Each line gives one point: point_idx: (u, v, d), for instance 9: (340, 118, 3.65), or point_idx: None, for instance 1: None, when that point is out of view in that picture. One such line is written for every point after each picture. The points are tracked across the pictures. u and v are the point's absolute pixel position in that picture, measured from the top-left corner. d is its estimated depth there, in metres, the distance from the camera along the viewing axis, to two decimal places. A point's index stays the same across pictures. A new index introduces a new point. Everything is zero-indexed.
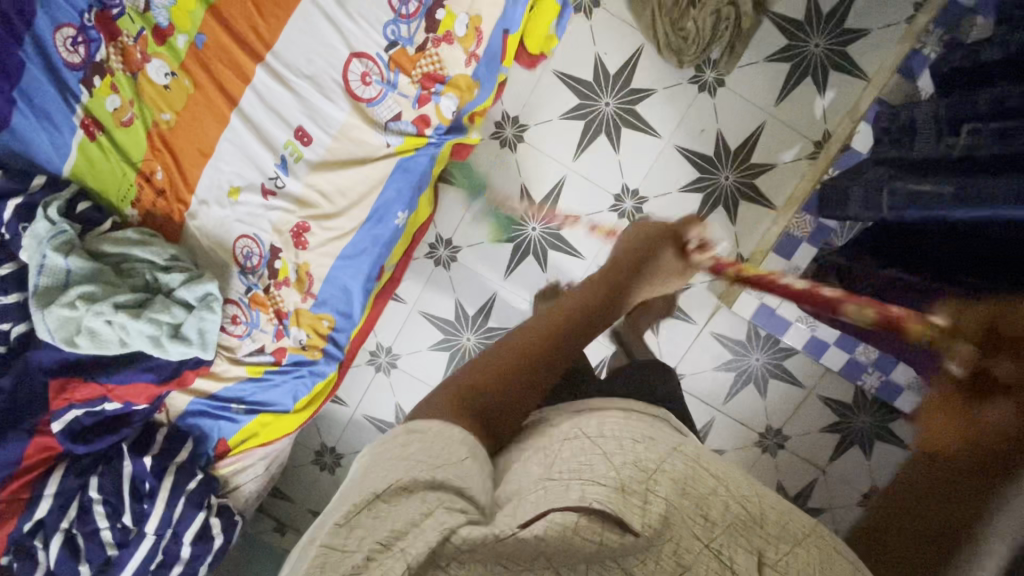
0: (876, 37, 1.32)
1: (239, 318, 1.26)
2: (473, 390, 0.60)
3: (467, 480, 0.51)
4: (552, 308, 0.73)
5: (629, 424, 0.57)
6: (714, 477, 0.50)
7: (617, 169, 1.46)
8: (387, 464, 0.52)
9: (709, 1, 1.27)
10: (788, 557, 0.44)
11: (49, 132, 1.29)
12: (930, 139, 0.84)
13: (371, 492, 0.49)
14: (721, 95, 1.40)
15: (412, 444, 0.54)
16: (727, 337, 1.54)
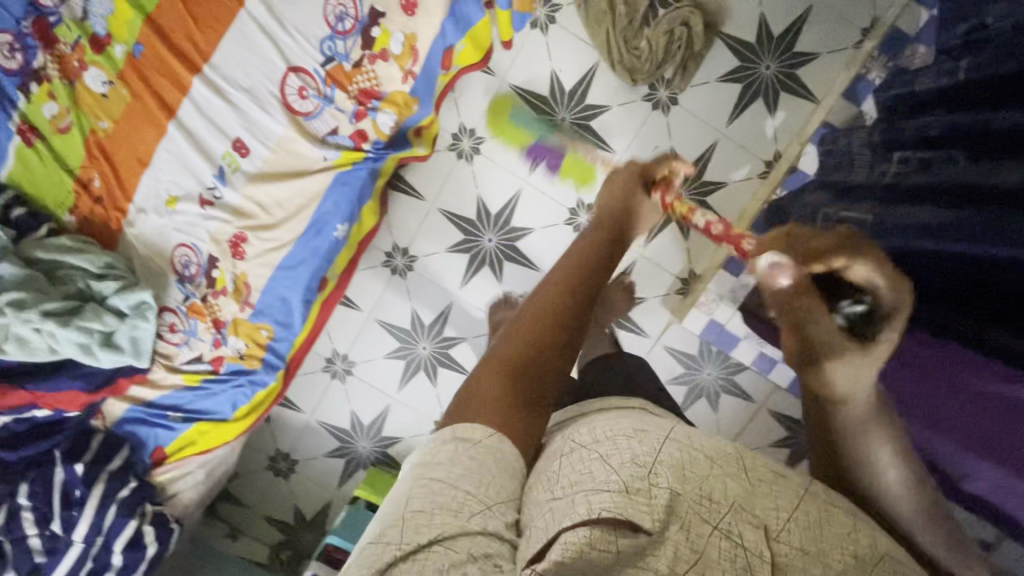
0: (826, 61, 1.34)
1: (177, 326, 1.18)
2: (517, 366, 0.59)
3: (500, 518, 0.53)
4: (551, 283, 0.67)
5: (620, 420, 0.58)
6: (707, 458, 0.53)
7: (572, 184, 1.45)
8: (426, 495, 0.53)
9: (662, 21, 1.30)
10: (788, 526, 0.49)
11: None
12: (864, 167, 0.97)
13: (411, 543, 0.50)
14: (675, 113, 1.40)
15: (457, 464, 0.54)
16: (682, 351, 1.55)
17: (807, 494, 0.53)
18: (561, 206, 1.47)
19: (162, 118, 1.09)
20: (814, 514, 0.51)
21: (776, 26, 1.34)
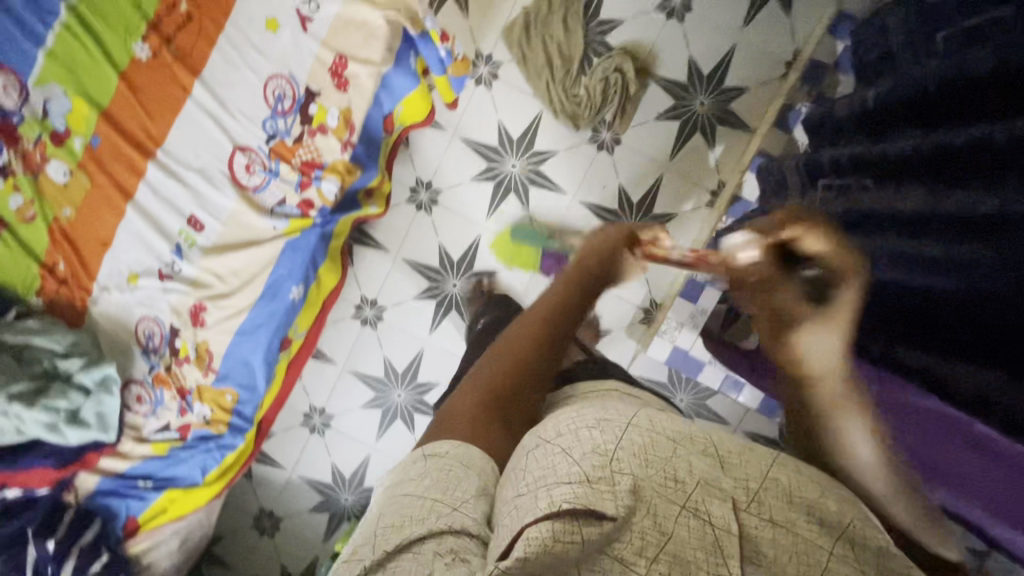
0: (755, 93, 1.42)
1: (144, 397, 1.24)
2: (493, 399, 0.66)
3: (471, 519, 0.51)
4: (530, 322, 0.75)
5: (584, 411, 0.58)
6: (669, 440, 0.53)
7: (528, 226, 1.51)
8: (397, 508, 0.53)
9: (596, 68, 1.40)
10: (757, 498, 0.49)
11: None
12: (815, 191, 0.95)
13: (377, 554, 0.49)
14: (619, 152, 1.48)
15: (427, 479, 0.55)
16: (653, 379, 1.57)
17: (773, 464, 0.53)
18: None
19: (121, 202, 1.15)
20: (785, 478, 0.51)
21: (705, 65, 1.42)
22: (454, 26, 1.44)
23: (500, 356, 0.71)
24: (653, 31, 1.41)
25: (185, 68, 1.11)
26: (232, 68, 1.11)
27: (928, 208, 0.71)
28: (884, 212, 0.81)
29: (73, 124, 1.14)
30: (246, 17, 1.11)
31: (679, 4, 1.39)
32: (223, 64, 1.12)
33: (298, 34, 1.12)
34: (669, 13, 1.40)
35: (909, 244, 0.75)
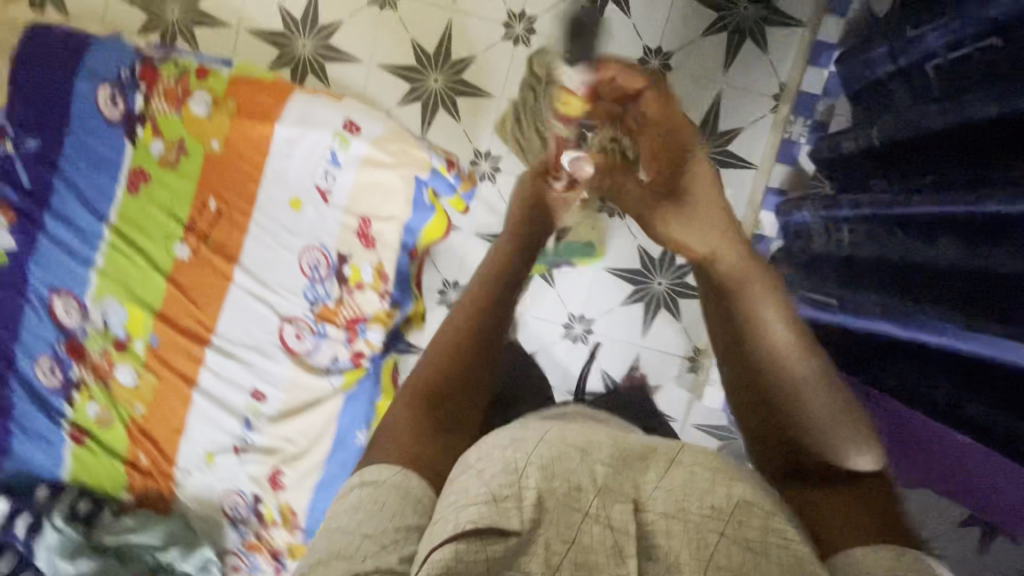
0: (751, 131, 1.44)
1: (241, 565, 1.30)
2: (435, 397, 0.81)
3: (410, 544, 0.61)
4: (463, 313, 0.91)
5: (508, 435, 0.66)
6: (575, 450, 0.61)
7: (559, 303, 1.55)
8: (335, 538, 0.65)
9: (593, 142, 1.42)
10: (657, 497, 0.58)
11: (45, 449, 1.31)
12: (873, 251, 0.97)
13: (318, 560, 0.64)
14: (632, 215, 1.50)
15: (361, 511, 0.67)
16: (714, 425, 1.54)
17: (672, 465, 0.62)
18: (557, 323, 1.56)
19: (185, 388, 1.21)
20: (681, 477, 0.60)
21: (695, 115, 1.45)
22: (448, 132, 1.49)
23: (437, 355, 0.86)
24: None
25: (222, 258, 1.18)
26: (263, 249, 1.16)
27: (958, 267, 0.77)
28: (914, 272, 0.86)
29: (132, 329, 1.23)
30: (271, 205, 1.16)
31: (657, 65, 1.43)
32: (260, 248, 1.18)
33: (322, 207, 1.16)
34: (650, 76, 1.44)
35: (927, 310, 0.80)
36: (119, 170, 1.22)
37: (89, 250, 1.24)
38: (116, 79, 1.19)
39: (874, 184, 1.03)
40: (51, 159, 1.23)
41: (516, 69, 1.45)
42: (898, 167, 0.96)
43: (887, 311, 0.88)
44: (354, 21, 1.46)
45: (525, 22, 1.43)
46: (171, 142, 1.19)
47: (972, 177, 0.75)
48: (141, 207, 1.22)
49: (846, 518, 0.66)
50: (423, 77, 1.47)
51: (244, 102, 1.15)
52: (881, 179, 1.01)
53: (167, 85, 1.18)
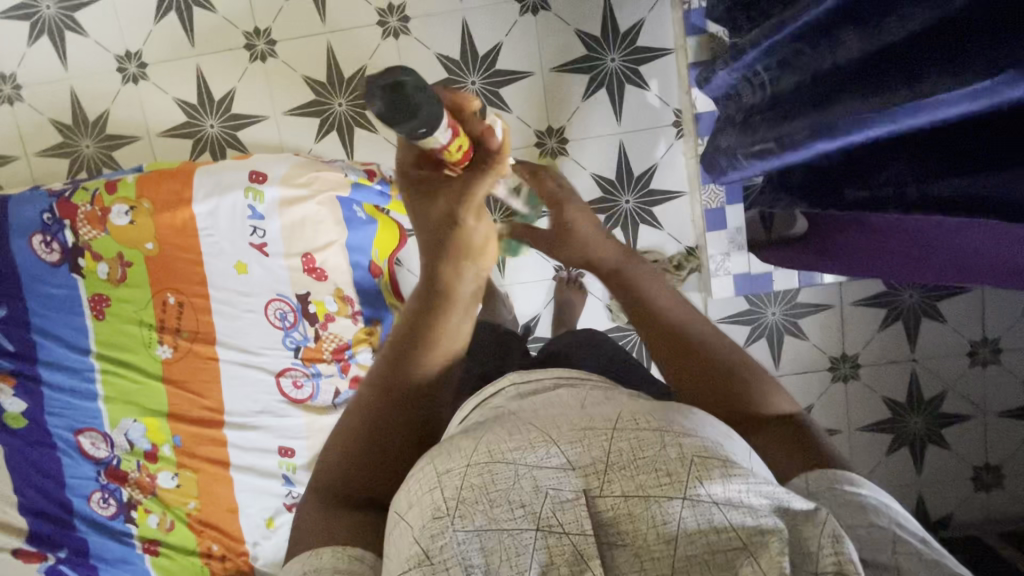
0: (651, 20, 1.40)
1: None
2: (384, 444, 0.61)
3: (521, 543, 0.48)
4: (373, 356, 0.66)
5: (517, 428, 0.52)
6: (628, 450, 0.50)
7: (541, 259, 1.54)
8: (500, 499, 0.49)
9: (492, 96, 1.46)
10: (656, 483, 0.49)
11: (132, 551, 1.14)
12: (787, 75, 0.96)
13: (479, 534, 0.48)
14: (572, 148, 1.48)
15: (483, 497, 0.49)
16: (737, 313, 1.53)
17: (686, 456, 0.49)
18: (547, 280, 1.55)
19: (225, 472, 1.11)
20: (628, 445, 0.50)
21: (593, 27, 1.41)
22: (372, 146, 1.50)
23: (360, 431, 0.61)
24: (530, 33, 1.42)
25: (204, 344, 1.06)
26: (251, 326, 1.05)
27: (867, 51, 0.74)
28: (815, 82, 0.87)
29: (153, 438, 1.11)
30: (219, 275, 1.03)
31: None
32: (227, 322, 1.05)
33: (264, 261, 1.02)
34: (533, 10, 1.41)
35: (857, 105, 0.76)
36: (80, 304, 1.05)
37: (91, 385, 1.09)
38: (41, 224, 1.02)
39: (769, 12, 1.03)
40: (23, 319, 1.07)
41: (406, 59, 1.45)
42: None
43: (821, 128, 0.84)
44: (245, 84, 1.49)
45: (396, 13, 1.43)
46: (114, 261, 1.03)
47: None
48: (117, 327, 1.06)
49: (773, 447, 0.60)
50: (327, 104, 1.48)
51: (157, 197, 1.01)
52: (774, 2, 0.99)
53: (87, 210, 1.02)
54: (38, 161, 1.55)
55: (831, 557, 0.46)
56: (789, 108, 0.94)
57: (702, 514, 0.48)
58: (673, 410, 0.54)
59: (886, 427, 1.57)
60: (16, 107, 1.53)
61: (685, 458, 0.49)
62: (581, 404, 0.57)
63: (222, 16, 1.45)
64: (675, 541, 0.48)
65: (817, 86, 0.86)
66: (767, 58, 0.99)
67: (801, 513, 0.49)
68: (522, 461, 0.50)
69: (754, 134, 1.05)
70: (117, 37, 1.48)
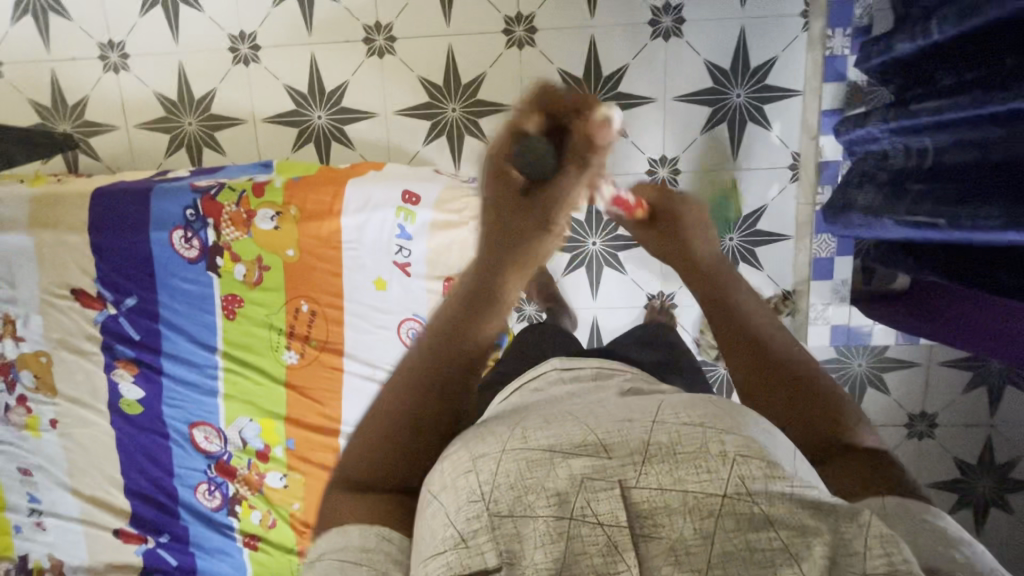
0: (785, 59, 1.37)
1: None
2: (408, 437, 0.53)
3: (540, 529, 0.45)
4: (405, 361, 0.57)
5: (548, 422, 0.50)
6: (668, 438, 0.47)
7: (635, 286, 1.54)
8: (522, 473, 0.46)
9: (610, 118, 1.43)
10: (695, 483, 0.45)
11: (231, 545, 1.15)
12: (962, 153, 0.94)
13: (495, 506, 0.46)
14: (683, 180, 1.46)
15: (503, 475, 0.47)
16: (824, 360, 1.53)
17: (717, 445, 0.46)
18: (638, 307, 1.55)
19: None
20: (668, 434, 0.47)
21: (724, 60, 1.38)
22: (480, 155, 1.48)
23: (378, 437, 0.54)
24: (658, 59, 1.39)
25: (331, 354, 1.06)
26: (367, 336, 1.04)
27: None
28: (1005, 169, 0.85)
29: (266, 439, 1.12)
30: (357, 290, 1.03)
31: (670, 22, 1.37)
32: (359, 336, 1.05)
33: (405, 281, 1.02)
34: (665, 35, 1.38)
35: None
36: (212, 302, 1.05)
37: (212, 382, 1.08)
38: (184, 219, 1.01)
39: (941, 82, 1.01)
40: (151, 310, 1.06)
41: (527, 70, 1.42)
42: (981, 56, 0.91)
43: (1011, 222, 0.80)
44: (358, 78, 1.46)
45: (524, 23, 1.39)
46: (251, 263, 1.02)
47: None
48: (246, 328, 1.06)
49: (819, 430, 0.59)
50: (441, 109, 1.46)
51: (305, 205, 1.00)
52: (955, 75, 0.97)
53: (232, 210, 1.01)
54: (137, 133, 1.52)
55: (881, 559, 0.42)
56: (961, 189, 0.91)
57: (744, 513, 0.44)
58: (726, 403, 0.50)
59: (953, 485, 1.58)
60: (121, 76, 1.49)
61: (728, 454, 0.45)
62: (623, 398, 0.55)
63: (344, 6, 1.42)
64: (714, 537, 0.44)
65: (1006, 175, 0.84)
66: (939, 132, 0.97)
67: (845, 512, 0.45)
68: (557, 449, 0.47)
69: (905, 202, 1.03)
70: (233, 16, 1.44)
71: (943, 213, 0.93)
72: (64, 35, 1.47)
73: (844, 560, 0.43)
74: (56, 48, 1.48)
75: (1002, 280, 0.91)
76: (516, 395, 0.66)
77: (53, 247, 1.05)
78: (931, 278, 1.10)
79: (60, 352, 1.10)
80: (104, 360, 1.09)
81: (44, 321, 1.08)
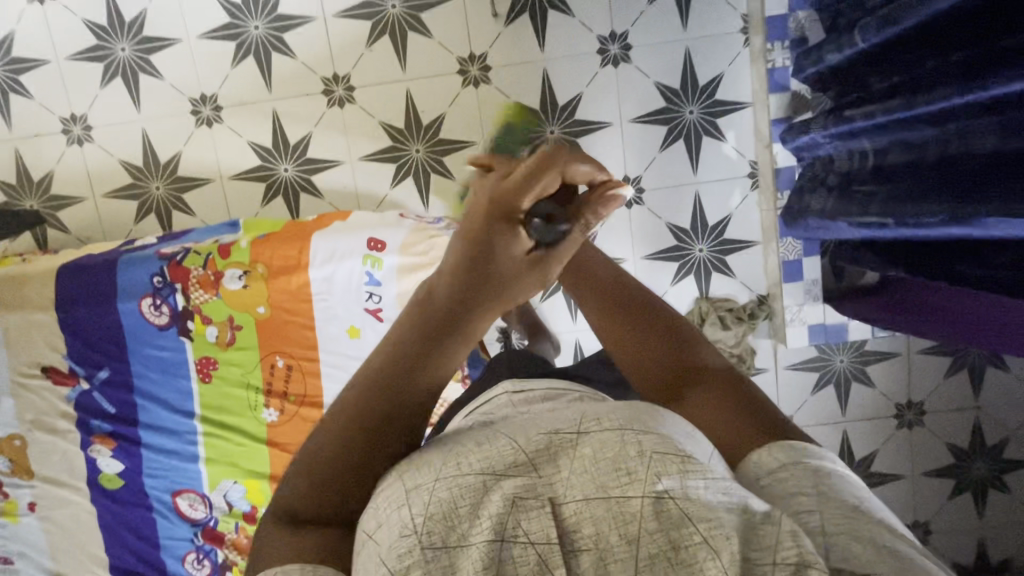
0: (731, 75, 1.43)
1: None
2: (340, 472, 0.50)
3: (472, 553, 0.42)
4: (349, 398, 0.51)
5: (478, 446, 0.49)
6: (592, 442, 0.46)
7: None
8: (453, 499, 0.45)
9: (570, 144, 1.47)
10: (612, 485, 0.44)
11: None
12: (901, 151, 0.98)
13: (428, 538, 0.43)
14: (648, 198, 1.49)
15: (435, 504, 0.44)
16: (806, 360, 1.55)
17: (619, 444, 0.45)
18: None
19: None
20: (592, 445, 0.46)
21: (673, 80, 1.43)
22: (448, 193, 1.50)
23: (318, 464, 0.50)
24: (609, 85, 1.44)
25: (311, 407, 1.05)
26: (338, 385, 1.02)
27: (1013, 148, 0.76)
28: (945, 166, 0.88)
29: (253, 500, 1.09)
30: (331, 340, 1.03)
31: (618, 49, 1.42)
32: (337, 386, 1.05)
33: (378, 326, 1.02)
34: (614, 62, 1.43)
35: (1000, 203, 0.76)
36: (187, 367, 1.04)
37: (192, 447, 1.07)
38: (151, 287, 1.01)
39: (874, 86, 1.06)
40: (125, 381, 1.05)
41: (485, 106, 1.46)
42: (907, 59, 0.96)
43: (953, 215, 0.83)
44: (321, 129, 1.49)
45: (478, 62, 1.44)
46: (223, 324, 1.02)
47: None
48: (223, 390, 1.05)
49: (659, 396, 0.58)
50: (405, 151, 1.49)
51: (272, 262, 1.00)
52: (886, 78, 1.01)
53: (200, 274, 1.01)
54: (106, 202, 1.53)
55: (792, 550, 0.39)
56: (907, 187, 0.94)
57: (667, 513, 0.41)
58: (641, 405, 0.50)
59: (948, 471, 1.59)
60: (85, 147, 1.51)
61: (644, 453, 0.44)
62: (561, 409, 0.54)
63: (301, 61, 1.45)
64: (638, 541, 0.41)
65: (944, 172, 0.88)
66: (880, 133, 1.02)
67: (761, 512, 0.42)
68: (491, 470, 0.46)
69: (857, 202, 1.06)
70: (193, 80, 1.47)
71: (892, 210, 0.96)
72: (26, 114, 1.49)
73: (755, 555, 0.40)
74: (19, 126, 1.49)
75: (958, 269, 0.93)
76: (466, 419, 0.65)
77: (21, 328, 1.04)
78: (894, 273, 1.12)
79: (34, 433, 1.08)
80: (80, 437, 1.07)
81: (16, 403, 1.07)
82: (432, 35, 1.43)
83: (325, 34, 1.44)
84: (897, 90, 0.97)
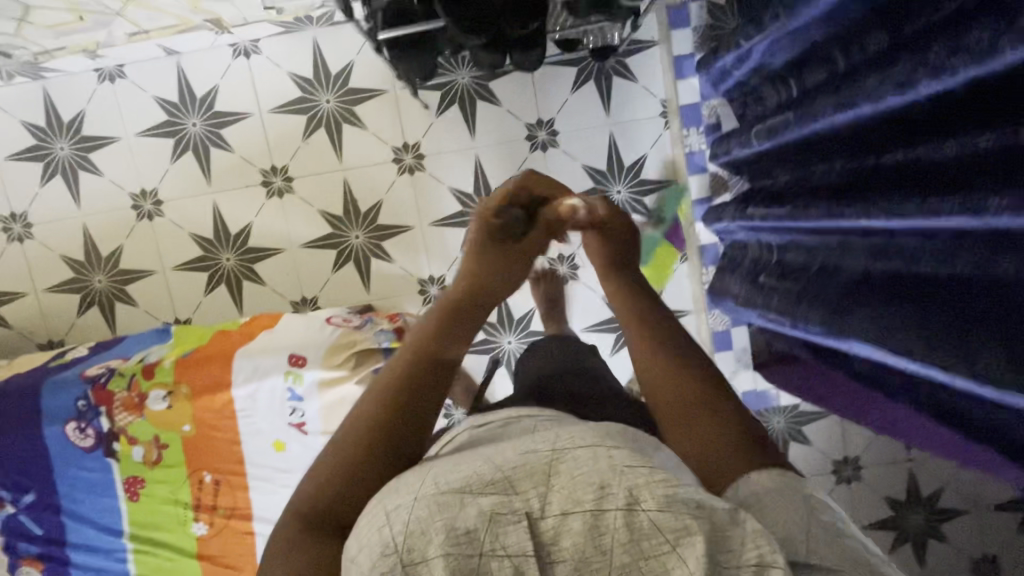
0: (654, 156, 1.49)
1: None
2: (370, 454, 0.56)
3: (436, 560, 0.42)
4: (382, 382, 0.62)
5: (458, 465, 0.50)
6: (573, 456, 0.48)
7: None
8: (429, 519, 0.44)
9: None
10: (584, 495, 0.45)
11: None
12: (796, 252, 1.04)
13: (402, 553, 0.43)
14: (584, 274, 1.52)
15: (419, 520, 0.45)
16: None
17: (596, 456, 0.47)
18: None
19: None
20: (571, 464, 0.47)
21: (600, 162, 1.49)
22: (389, 276, 1.53)
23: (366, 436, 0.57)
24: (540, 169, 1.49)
25: (241, 520, 1.07)
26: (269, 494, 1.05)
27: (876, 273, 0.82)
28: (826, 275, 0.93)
29: None
30: (256, 453, 1.05)
31: (545, 135, 1.48)
32: (264, 498, 1.06)
33: (303, 439, 1.04)
34: (543, 147, 1.48)
35: (862, 328, 0.81)
36: (115, 487, 1.05)
37: (121, 565, 1.07)
38: (76, 411, 1.03)
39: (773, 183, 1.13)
40: (52, 503, 1.05)
41: (421, 192, 1.50)
42: (798, 163, 1.04)
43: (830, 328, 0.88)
44: (262, 218, 1.52)
45: (412, 151, 1.49)
46: (149, 444, 1.04)
47: (898, 163, 0.78)
48: (152, 507, 1.06)
49: (710, 439, 0.58)
50: (344, 237, 1.52)
51: (195, 381, 1.02)
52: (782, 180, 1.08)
53: (124, 396, 1.03)
54: (47, 297, 1.54)
55: (753, 552, 0.42)
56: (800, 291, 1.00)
57: (640, 524, 0.42)
58: (620, 435, 0.52)
59: (888, 523, 1.63)
60: (26, 244, 1.52)
61: (615, 468, 0.45)
62: (533, 436, 0.55)
63: (239, 155, 1.49)
64: (611, 550, 0.42)
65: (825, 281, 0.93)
66: (778, 232, 1.07)
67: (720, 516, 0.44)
68: (467, 488, 0.47)
69: (763, 295, 1.12)
70: (133, 176, 1.50)
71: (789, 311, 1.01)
72: None
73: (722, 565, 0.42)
74: None
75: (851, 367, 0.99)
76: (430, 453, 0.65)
77: None
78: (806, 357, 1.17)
79: None
80: (8, 560, 1.07)
81: None
82: (366, 126, 1.48)
83: (262, 129, 1.48)
84: (788, 194, 1.03)
